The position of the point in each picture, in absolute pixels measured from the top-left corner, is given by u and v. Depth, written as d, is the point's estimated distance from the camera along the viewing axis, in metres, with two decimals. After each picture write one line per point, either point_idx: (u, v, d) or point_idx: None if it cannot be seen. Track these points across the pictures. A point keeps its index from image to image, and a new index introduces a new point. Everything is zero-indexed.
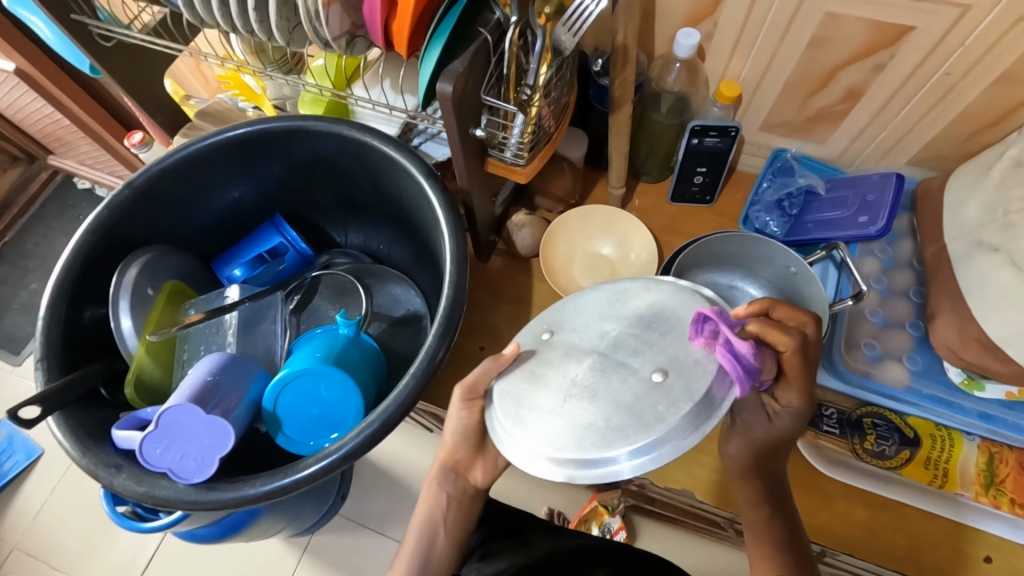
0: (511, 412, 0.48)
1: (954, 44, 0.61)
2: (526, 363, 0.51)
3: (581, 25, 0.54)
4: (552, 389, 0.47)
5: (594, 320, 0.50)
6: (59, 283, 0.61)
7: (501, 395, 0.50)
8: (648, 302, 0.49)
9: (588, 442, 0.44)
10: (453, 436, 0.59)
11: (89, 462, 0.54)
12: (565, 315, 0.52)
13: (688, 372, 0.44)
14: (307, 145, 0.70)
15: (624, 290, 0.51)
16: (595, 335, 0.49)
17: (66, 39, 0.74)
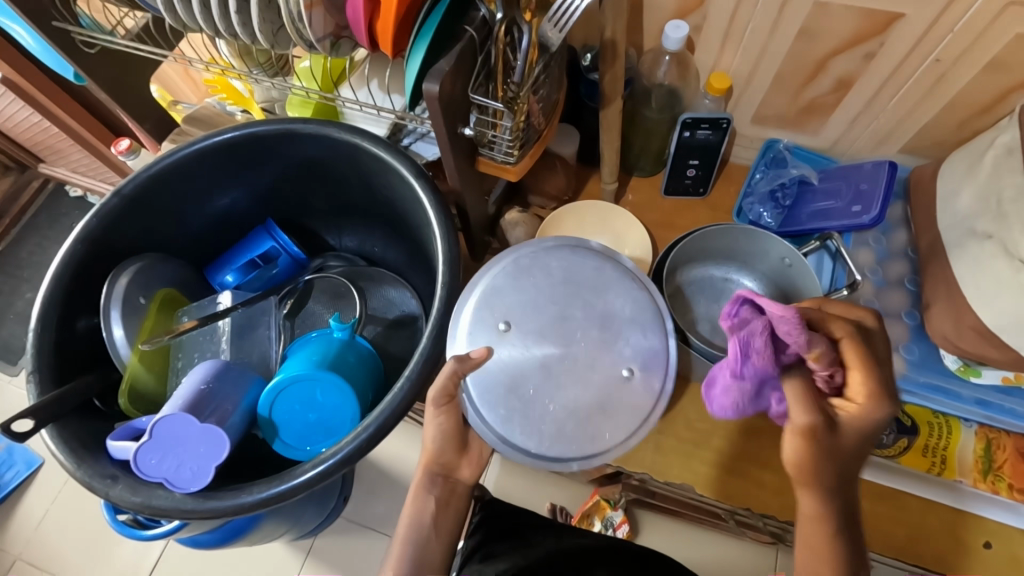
0: (500, 412, 0.55)
1: (944, 31, 0.61)
2: (498, 360, 0.56)
3: (566, 20, 0.53)
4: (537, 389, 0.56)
5: (554, 314, 0.58)
6: (49, 294, 0.61)
7: (484, 397, 0.56)
8: (597, 296, 0.59)
9: (579, 432, 0.56)
10: (433, 438, 0.57)
11: (84, 473, 0.54)
12: (523, 307, 0.58)
13: (651, 368, 0.57)
14: (296, 149, 0.70)
15: (575, 281, 0.59)
16: (561, 332, 0.57)
17: (49, 47, 0.73)
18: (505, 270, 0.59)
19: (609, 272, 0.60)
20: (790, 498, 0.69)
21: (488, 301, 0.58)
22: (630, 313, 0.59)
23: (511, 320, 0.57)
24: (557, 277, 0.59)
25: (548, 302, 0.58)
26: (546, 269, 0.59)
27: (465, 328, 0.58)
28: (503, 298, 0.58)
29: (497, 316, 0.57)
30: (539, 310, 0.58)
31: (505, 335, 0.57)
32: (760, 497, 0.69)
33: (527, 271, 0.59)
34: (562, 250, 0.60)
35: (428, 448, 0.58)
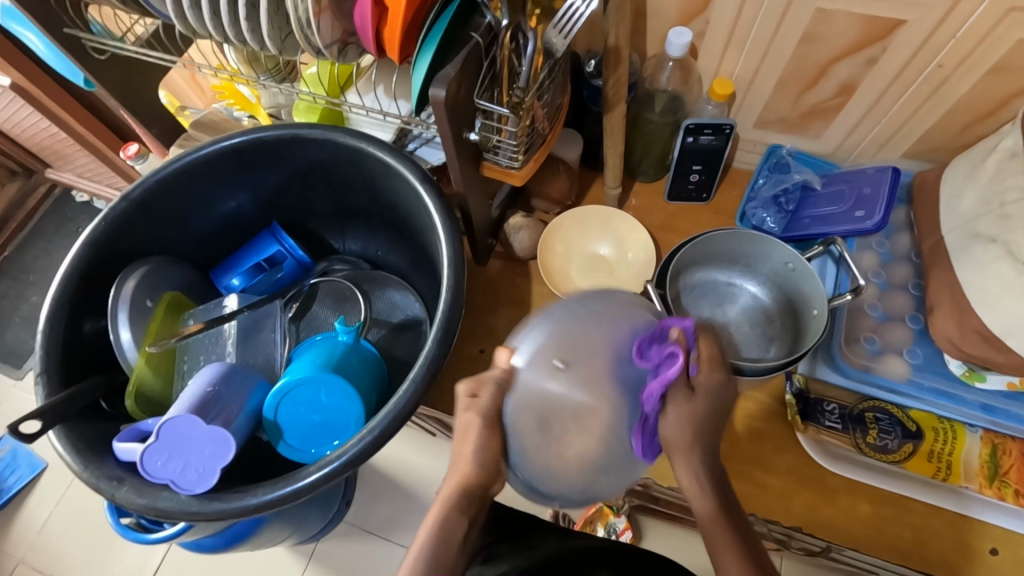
0: (520, 443, 0.49)
1: (946, 37, 0.61)
2: (537, 396, 0.47)
3: (572, 26, 0.54)
4: (564, 438, 0.47)
5: (610, 370, 0.48)
6: (58, 297, 0.61)
7: (516, 427, 0.49)
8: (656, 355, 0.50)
9: (585, 479, 0.48)
10: (476, 457, 0.50)
11: (90, 475, 0.54)
12: (587, 352, 0.48)
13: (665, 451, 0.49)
14: (303, 153, 0.70)
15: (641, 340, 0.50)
16: (613, 389, 0.47)
17: (60, 53, 0.74)
18: (569, 318, 0.50)
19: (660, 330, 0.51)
20: (794, 502, 0.69)
21: (554, 335, 0.49)
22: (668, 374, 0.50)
23: (569, 358, 0.48)
24: (621, 330, 0.49)
25: (607, 352, 0.48)
26: (614, 319, 0.50)
27: (524, 345, 0.49)
28: (565, 335, 0.49)
29: (558, 347, 0.48)
30: (588, 366, 0.48)
31: (561, 377, 0.47)
32: (763, 502, 0.70)
33: (595, 317, 0.50)
34: (633, 308, 0.52)
35: (470, 465, 0.50)
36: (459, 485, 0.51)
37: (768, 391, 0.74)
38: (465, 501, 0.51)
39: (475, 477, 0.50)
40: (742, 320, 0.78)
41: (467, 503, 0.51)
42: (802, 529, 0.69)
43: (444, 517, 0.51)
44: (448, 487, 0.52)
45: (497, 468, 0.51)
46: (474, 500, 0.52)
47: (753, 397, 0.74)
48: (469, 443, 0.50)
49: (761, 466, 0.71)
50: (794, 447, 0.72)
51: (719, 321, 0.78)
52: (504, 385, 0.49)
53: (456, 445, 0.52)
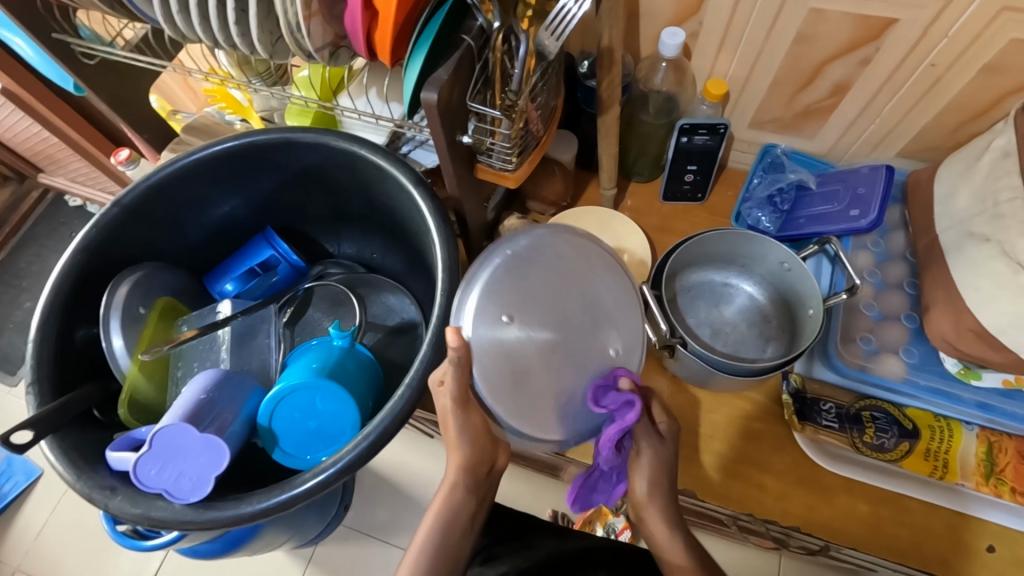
0: (505, 404, 0.52)
1: (939, 36, 0.61)
2: (501, 353, 0.52)
3: (563, 29, 0.53)
4: (540, 378, 0.53)
5: (551, 305, 0.55)
6: (49, 305, 0.61)
7: (492, 391, 0.52)
8: (592, 282, 0.57)
9: (575, 406, 0.54)
10: (464, 443, 0.56)
11: (83, 485, 0.54)
12: (525, 297, 0.54)
13: (633, 350, 0.57)
14: (296, 157, 0.70)
15: (569, 266, 0.56)
16: (561, 319, 0.55)
17: (48, 58, 0.73)
18: (497, 271, 0.54)
19: (593, 257, 0.58)
20: (791, 501, 0.70)
21: (488, 293, 0.53)
22: (610, 288, 0.58)
23: (514, 311, 0.53)
24: (548, 267, 0.56)
25: (542, 290, 0.55)
26: (540, 259, 0.56)
27: (464, 316, 0.53)
28: (498, 289, 0.53)
29: (500, 302, 0.53)
30: (533, 308, 0.54)
31: (513, 328, 0.53)
32: (761, 502, 0.70)
33: (521, 262, 0.55)
34: (554, 239, 0.57)
35: (459, 450, 0.56)
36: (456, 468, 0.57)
37: (764, 391, 0.74)
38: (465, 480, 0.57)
39: (469, 456, 0.56)
40: (739, 320, 0.77)
41: (468, 482, 0.58)
42: (800, 529, 0.69)
43: (447, 500, 0.58)
44: (450, 472, 0.58)
45: (485, 445, 0.57)
46: (476, 479, 0.59)
47: (749, 397, 0.74)
48: (452, 431, 0.55)
49: (758, 466, 0.71)
50: (791, 447, 0.72)
51: (716, 322, 0.78)
52: (463, 359, 0.51)
53: (443, 433, 0.57)
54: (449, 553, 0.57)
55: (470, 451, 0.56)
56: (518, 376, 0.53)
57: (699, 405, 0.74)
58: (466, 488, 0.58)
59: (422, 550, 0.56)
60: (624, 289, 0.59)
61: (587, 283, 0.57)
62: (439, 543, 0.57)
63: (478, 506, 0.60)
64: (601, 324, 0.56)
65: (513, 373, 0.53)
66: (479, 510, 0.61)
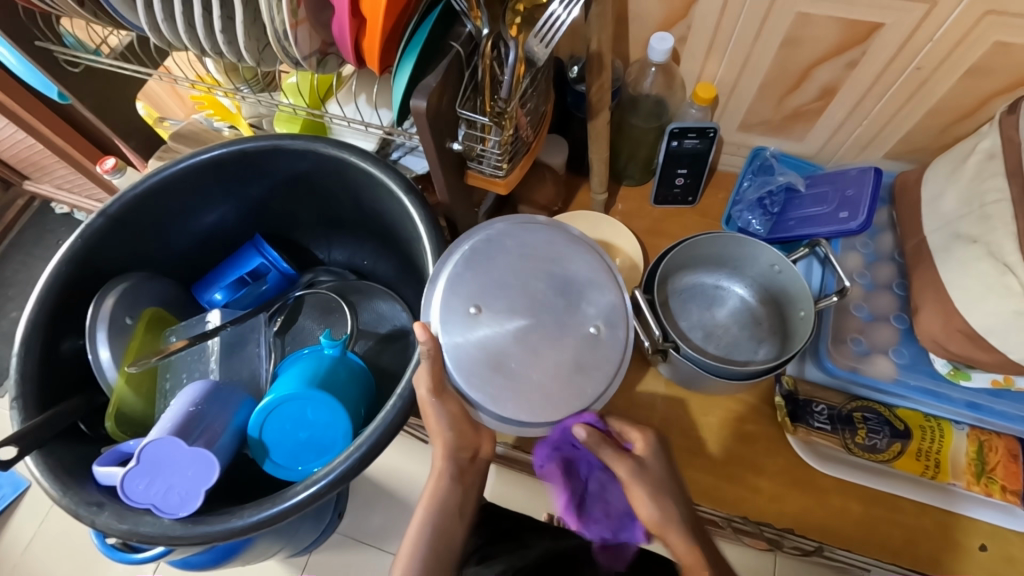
0: (485, 392, 0.53)
1: (924, 40, 0.62)
2: (474, 343, 0.54)
3: (552, 36, 0.53)
4: (518, 362, 0.55)
5: (520, 291, 0.57)
6: (33, 318, 0.60)
7: (470, 379, 0.53)
8: (562, 265, 0.59)
9: (559, 386, 0.55)
10: (445, 429, 0.55)
11: (69, 501, 0.53)
12: (490, 287, 0.57)
13: (613, 324, 0.59)
14: (283, 164, 0.69)
15: (534, 252, 0.59)
16: (530, 302, 0.57)
17: (31, 66, 0.72)
18: (458, 267, 0.57)
19: (561, 241, 0.60)
20: (785, 502, 0.70)
21: (452, 289, 0.56)
22: (582, 267, 0.60)
23: (482, 302, 0.56)
24: (511, 256, 0.58)
25: (508, 278, 0.57)
26: (501, 249, 0.58)
27: (433, 313, 0.56)
28: (463, 284, 0.56)
29: (467, 295, 0.56)
30: (501, 295, 0.56)
31: (482, 317, 0.55)
32: (756, 504, 0.70)
33: (481, 256, 0.58)
34: (519, 229, 0.60)
35: (442, 434, 0.55)
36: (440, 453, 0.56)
37: (756, 393, 0.75)
38: (452, 469, 0.57)
39: (452, 440, 0.56)
40: (731, 322, 0.78)
41: (453, 470, 0.56)
42: (794, 531, 0.69)
43: (435, 490, 0.56)
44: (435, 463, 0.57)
45: (467, 431, 0.57)
46: (460, 469, 0.57)
47: (743, 399, 0.74)
48: (432, 418, 0.55)
49: (753, 469, 0.71)
50: (785, 449, 0.72)
51: (707, 324, 0.78)
52: (435, 351, 0.53)
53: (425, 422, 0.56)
54: (443, 546, 0.53)
55: (450, 436, 0.55)
56: (496, 362, 0.54)
57: (693, 408, 0.74)
58: (452, 476, 0.56)
59: (414, 551, 0.52)
60: (597, 268, 0.60)
61: (556, 266, 0.59)
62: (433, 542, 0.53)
63: (466, 498, 0.57)
64: (576, 304, 0.58)
65: (491, 360, 0.54)
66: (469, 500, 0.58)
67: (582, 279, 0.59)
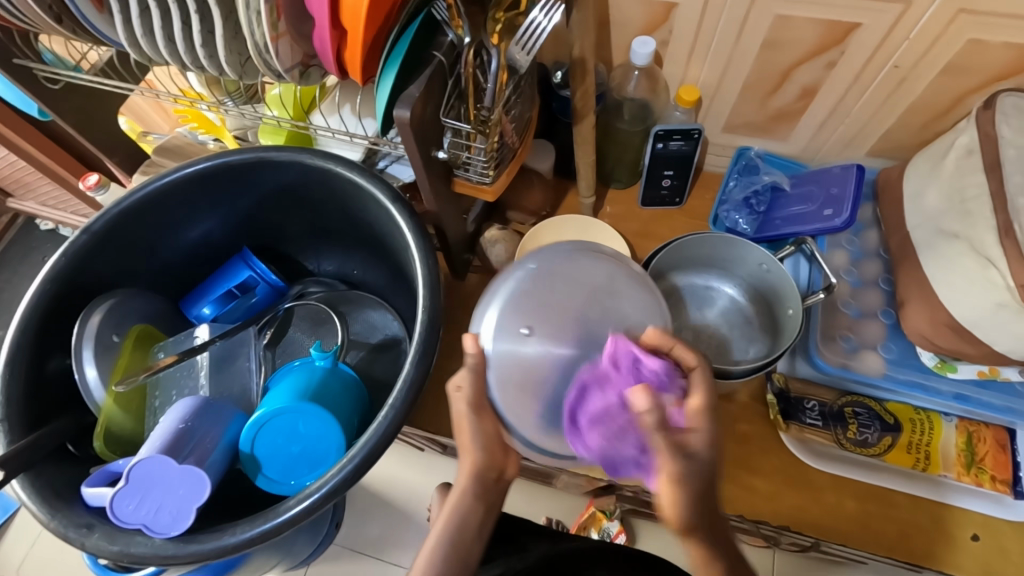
0: (518, 415, 0.51)
1: (900, 39, 0.63)
2: (518, 364, 0.51)
3: (534, 44, 0.54)
4: (559, 395, 0.51)
5: (574, 319, 0.53)
6: (17, 339, 0.59)
7: (505, 398, 0.51)
8: (621, 301, 0.55)
9: None
10: (476, 447, 0.51)
11: (58, 524, 0.52)
12: (544, 310, 0.53)
13: None
14: (268, 176, 0.69)
15: (592, 282, 0.55)
16: (583, 334, 0.52)
17: (10, 83, 0.72)
18: (520, 282, 0.54)
19: (622, 277, 0.57)
20: (780, 501, 0.70)
21: (509, 306, 0.53)
22: (641, 308, 0.55)
23: (534, 325, 0.52)
24: (574, 280, 0.55)
25: (563, 304, 0.53)
26: (559, 274, 0.55)
27: (484, 326, 0.53)
28: (518, 303, 0.53)
29: (520, 313, 0.53)
30: (553, 322, 0.52)
31: (530, 339, 0.51)
32: (751, 503, 0.70)
33: (545, 274, 0.55)
34: (579, 256, 0.57)
35: (472, 454, 0.51)
36: (468, 472, 0.52)
37: (749, 392, 0.75)
38: (479, 488, 0.52)
39: (481, 460, 0.52)
40: (721, 322, 0.78)
41: (477, 490, 0.52)
42: (789, 528, 0.69)
43: (456, 507, 0.52)
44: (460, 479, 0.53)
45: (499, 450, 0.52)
46: (484, 487, 0.53)
47: (735, 398, 0.75)
48: (465, 433, 0.52)
49: (747, 467, 0.72)
50: (778, 446, 0.72)
51: (697, 324, 0.78)
52: (479, 368, 0.51)
53: (456, 438, 0.53)
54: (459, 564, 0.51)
55: (484, 454, 0.52)
56: (534, 387, 0.51)
57: None
58: (475, 496, 0.52)
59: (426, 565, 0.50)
60: (655, 311, 0.56)
61: (615, 301, 0.55)
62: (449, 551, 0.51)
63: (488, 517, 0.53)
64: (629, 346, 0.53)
65: (528, 385, 0.51)
66: (489, 522, 0.53)
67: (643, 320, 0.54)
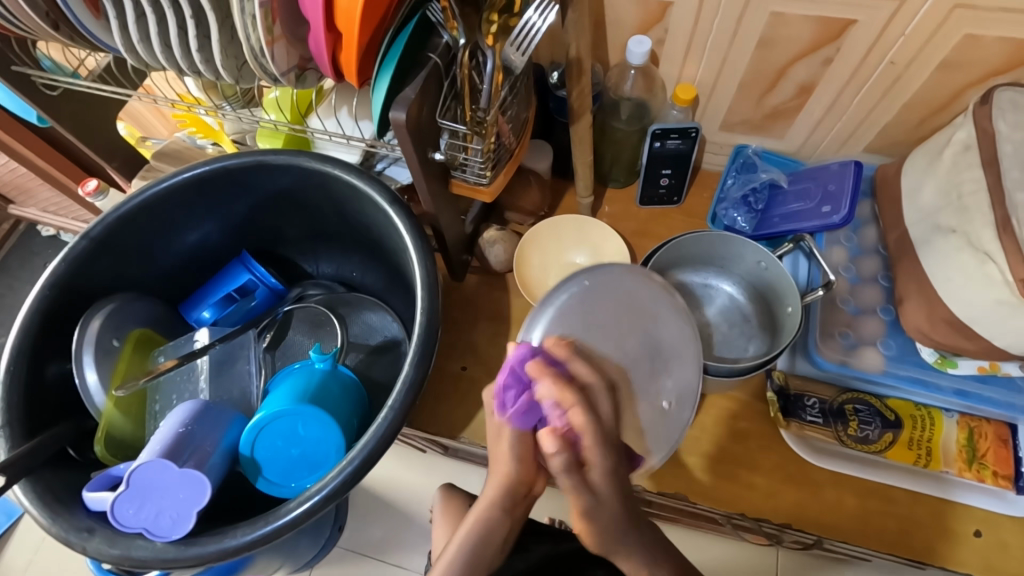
0: None
1: (896, 35, 0.63)
2: None
3: (529, 44, 0.54)
4: None
5: (616, 341, 0.53)
6: (17, 345, 0.59)
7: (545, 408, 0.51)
8: (658, 329, 0.56)
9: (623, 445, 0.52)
10: (509, 461, 0.52)
11: (60, 528, 0.53)
12: (589, 327, 0.53)
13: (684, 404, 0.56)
14: (266, 180, 0.69)
15: (633, 305, 0.56)
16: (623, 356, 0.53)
17: (8, 90, 0.72)
18: (569, 296, 0.54)
19: (663, 301, 0.57)
20: (779, 499, 0.70)
21: (558, 318, 0.53)
22: (677, 335, 0.57)
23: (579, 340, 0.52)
24: (618, 302, 0.55)
25: (607, 323, 0.54)
26: (604, 292, 0.55)
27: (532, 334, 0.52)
28: (566, 316, 0.53)
29: (567, 326, 0.53)
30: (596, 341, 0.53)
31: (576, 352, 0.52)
32: (751, 501, 0.70)
33: (592, 293, 0.54)
34: (626, 276, 0.57)
35: (506, 467, 0.52)
36: (498, 486, 0.53)
37: (748, 390, 0.75)
38: (506, 501, 0.54)
39: (513, 474, 0.52)
40: (720, 320, 0.78)
41: (506, 502, 0.53)
42: (791, 525, 0.69)
43: (483, 517, 0.54)
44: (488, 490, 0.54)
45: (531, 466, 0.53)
46: (512, 500, 0.54)
47: (735, 396, 0.75)
48: (503, 447, 0.52)
49: (747, 465, 0.72)
50: (778, 444, 0.72)
51: (696, 322, 0.79)
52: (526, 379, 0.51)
53: (492, 448, 0.54)
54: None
55: (517, 472, 0.52)
56: None
57: None
58: (503, 508, 0.53)
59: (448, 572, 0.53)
60: (690, 338, 0.57)
61: (653, 326, 0.56)
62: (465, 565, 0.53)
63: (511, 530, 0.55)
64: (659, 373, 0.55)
65: None
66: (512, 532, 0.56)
67: (676, 348, 0.56)
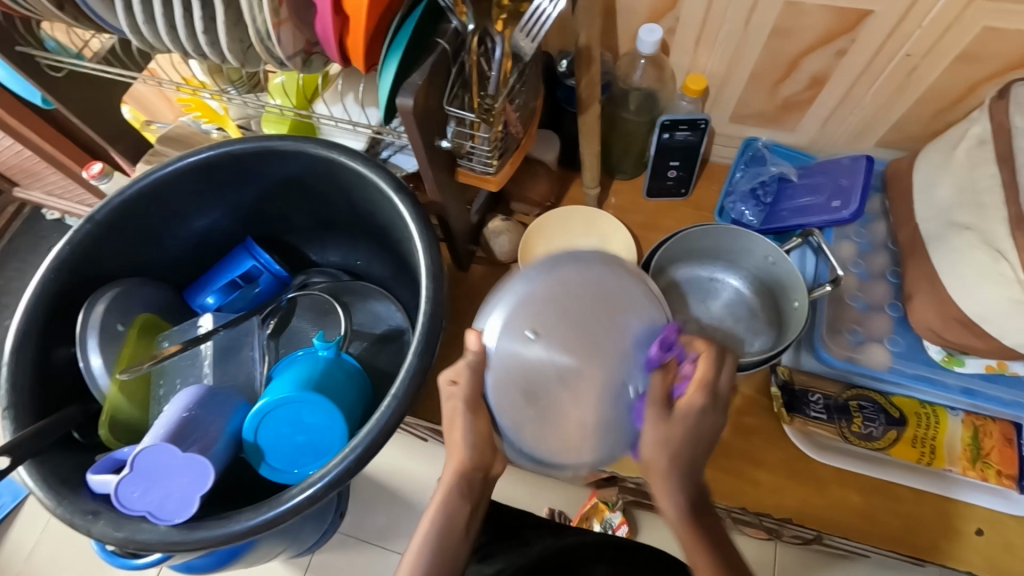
0: (512, 418, 0.48)
1: (914, 25, 0.61)
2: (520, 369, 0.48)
3: (538, 31, 0.53)
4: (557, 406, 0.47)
5: (579, 332, 0.48)
6: (23, 328, 0.59)
7: (501, 402, 0.49)
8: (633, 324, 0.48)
9: (584, 449, 0.48)
10: (466, 449, 0.51)
11: (65, 511, 0.53)
12: (554, 316, 0.48)
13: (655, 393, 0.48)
14: (272, 166, 0.69)
15: (603, 295, 0.49)
16: (586, 345, 0.47)
17: (12, 71, 0.71)
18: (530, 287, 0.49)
19: (629, 285, 0.51)
20: (783, 495, 0.70)
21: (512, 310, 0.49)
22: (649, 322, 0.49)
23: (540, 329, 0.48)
24: (589, 291, 0.49)
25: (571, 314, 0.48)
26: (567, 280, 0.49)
27: (489, 325, 0.49)
28: (525, 305, 0.49)
29: (524, 321, 0.48)
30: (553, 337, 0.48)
31: (535, 345, 0.48)
32: (756, 496, 0.70)
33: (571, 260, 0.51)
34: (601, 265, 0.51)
35: (460, 453, 0.51)
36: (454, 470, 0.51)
37: (753, 384, 0.75)
38: (463, 488, 0.52)
39: (469, 460, 0.51)
40: (726, 315, 0.77)
41: (462, 488, 0.52)
42: (792, 520, 0.69)
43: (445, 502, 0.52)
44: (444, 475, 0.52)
45: (487, 451, 0.51)
46: (469, 485, 0.52)
47: (738, 390, 0.74)
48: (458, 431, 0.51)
49: (752, 460, 0.71)
50: (782, 440, 0.72)
51: (702, 314, 0.78)
52: (479, 366, 0.49)
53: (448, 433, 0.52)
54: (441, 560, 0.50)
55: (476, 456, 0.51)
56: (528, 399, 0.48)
57: None
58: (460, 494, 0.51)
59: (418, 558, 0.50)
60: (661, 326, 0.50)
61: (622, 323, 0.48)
62: (433, 551, 0.50)
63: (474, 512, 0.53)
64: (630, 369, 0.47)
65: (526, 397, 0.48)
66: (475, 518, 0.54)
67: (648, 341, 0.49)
